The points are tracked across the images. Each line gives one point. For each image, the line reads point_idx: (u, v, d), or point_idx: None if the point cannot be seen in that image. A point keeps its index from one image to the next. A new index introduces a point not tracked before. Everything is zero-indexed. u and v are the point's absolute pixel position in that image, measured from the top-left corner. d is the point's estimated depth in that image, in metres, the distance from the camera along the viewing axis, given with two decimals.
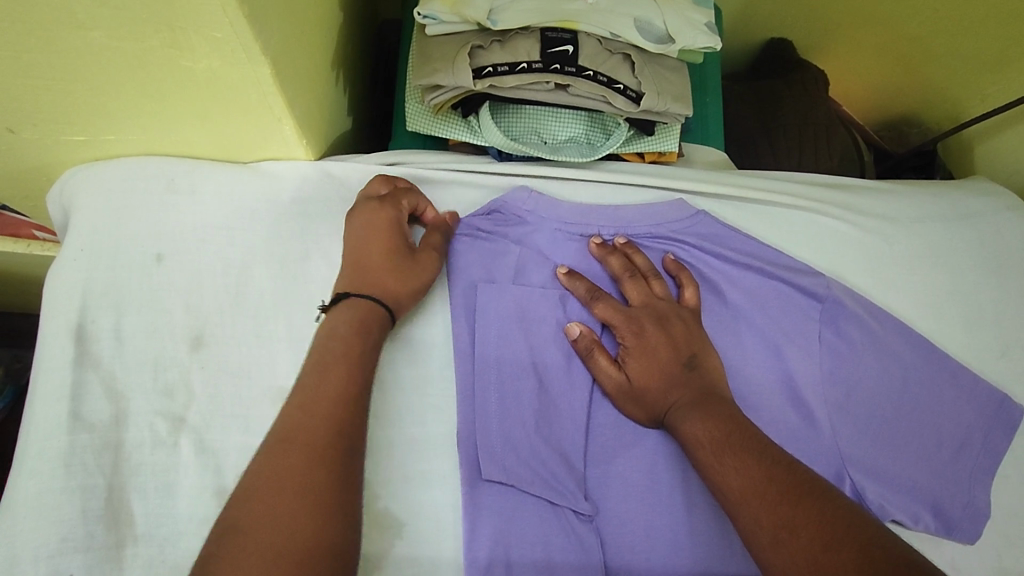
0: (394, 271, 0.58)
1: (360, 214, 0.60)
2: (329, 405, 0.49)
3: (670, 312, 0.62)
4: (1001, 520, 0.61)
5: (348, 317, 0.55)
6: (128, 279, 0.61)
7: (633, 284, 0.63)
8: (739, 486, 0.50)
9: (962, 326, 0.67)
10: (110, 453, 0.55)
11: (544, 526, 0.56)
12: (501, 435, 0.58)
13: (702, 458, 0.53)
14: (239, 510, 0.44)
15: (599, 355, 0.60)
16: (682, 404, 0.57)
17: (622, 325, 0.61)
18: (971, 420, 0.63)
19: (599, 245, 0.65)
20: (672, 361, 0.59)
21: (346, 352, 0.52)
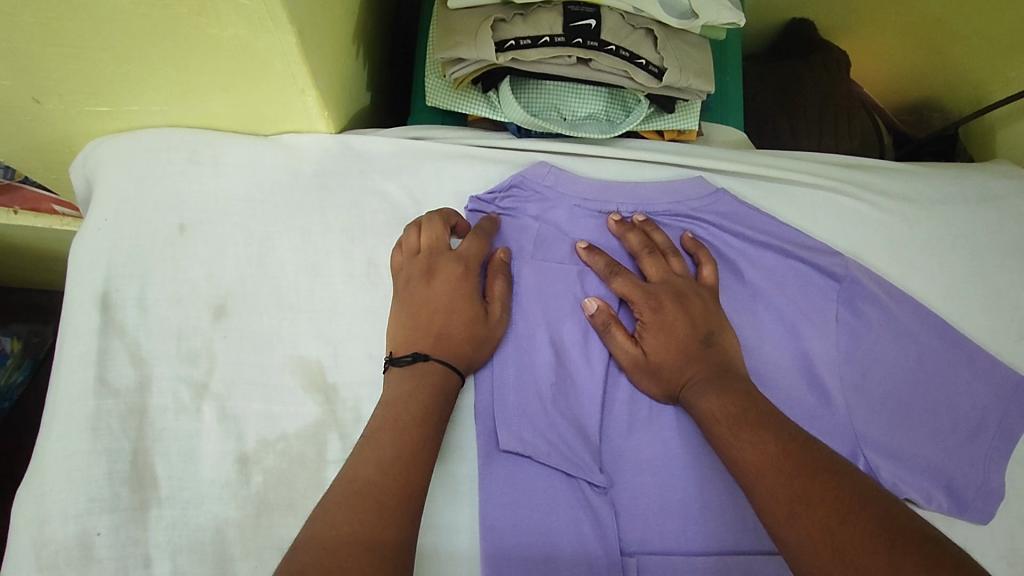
0: (472, 332, 0.58)
1: (437, 272, 0.60)
2: (401, 468, 0.48)
3: (687, 289, 0.62)
4: (1017, 502, 0.61)
5: (429, 380, 0.54)
6: (151, 248, 0.62)
7: (652, 261, 0.63)
8: (755, 463, 0.50)
9: (982, 309, 0.67)
10: (135, 417, 0.57)
11: (560, 496, 0.56)
12: (518, 409, 0.59)
13: (718, 433, 0.54)
14: (317, 522, 0.45)
15: (615, 329, 0.61)
16: (698, 380, 0.57)
17: (640, 301, 0.61)
18: (986, 402, 0.63)
19: (618, 222, 0.65)
20: (689, 337, 0.60)
21: (421, 416, 0.52)
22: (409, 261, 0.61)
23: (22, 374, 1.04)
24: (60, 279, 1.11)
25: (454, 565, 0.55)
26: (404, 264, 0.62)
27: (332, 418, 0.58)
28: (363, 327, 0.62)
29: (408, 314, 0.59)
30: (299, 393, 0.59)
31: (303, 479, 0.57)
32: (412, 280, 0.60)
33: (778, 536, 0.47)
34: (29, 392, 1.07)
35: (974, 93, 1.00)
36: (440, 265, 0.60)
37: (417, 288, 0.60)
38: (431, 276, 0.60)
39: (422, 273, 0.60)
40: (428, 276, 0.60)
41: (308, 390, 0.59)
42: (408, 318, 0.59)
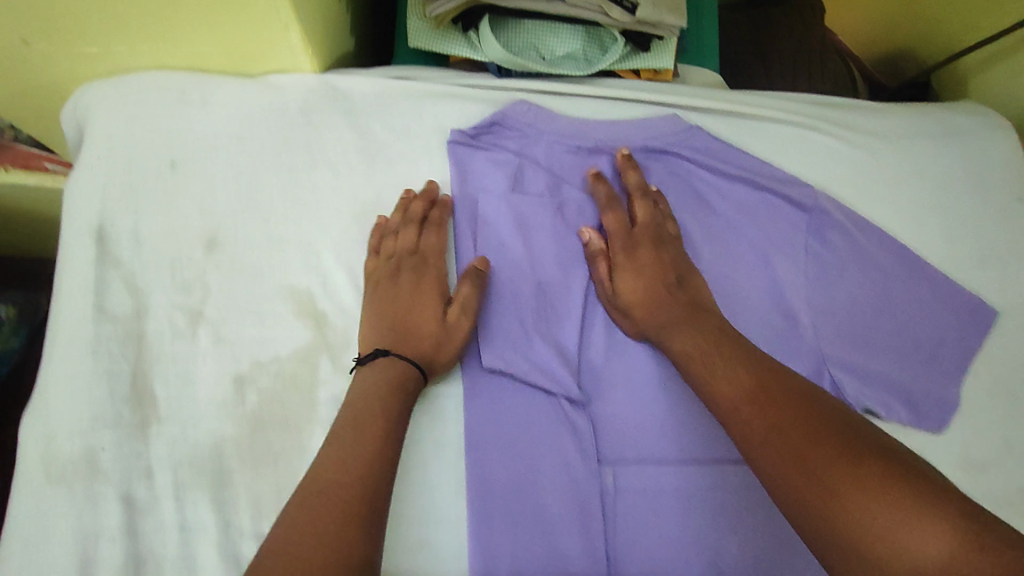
0: (434, 337, 0.59)
1: (403, 274, 0.61)
2: (365, 463, 0.49)
3: (663, 234, 0.64)
4: (971, 415, 0.65)
5: (388, 377, 0.55)
6: (144, 182, 0.64)
7: (636, 203, 0.65)
8: (727, 393, 0.52)
9: (945, 237, 0.69)
10: (133, 342, 0.60)
11: (541, 411, 0.60)
12: (500, 331, 0.61)
13: (693, 364, 0.56)
14: (283, 528, 0.44)
15: (599, 260, 0.64)
16: (671, 318, 0.59)
17: (619, 241, 0.64)
18: (945, 322, 0.66)
19: (627, 156, 0.67)
20: (663, 279, 0.62)
21: (382, 411, 0.52)
22: (379, 263, 0.62)
23: (19, 340, 1.04)
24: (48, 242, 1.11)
25: (441, 477, 0.58)
26: (374, 266, 0.62)
27: (322, 342, 0.61)
28: (350, 258, 0.64)
29: (374, 314, 0.59)
30: (289, 319, 0.61)
31: (296, 398, 0.60)
32: (380, 280, 0.61)
33: (750, 459, 0.49)
34: (26, 357, 1.07)
35: (944, 41, 0.99)
36: (405, 267, 0.61)
37: (385, 288, 0.60)
38: (398, 277, 0.61)
39: (390, 274, 0.61)
40: (395, 277, 0.60)
41: (299, 316, 0.62)
42: (375, 315, 0.59)
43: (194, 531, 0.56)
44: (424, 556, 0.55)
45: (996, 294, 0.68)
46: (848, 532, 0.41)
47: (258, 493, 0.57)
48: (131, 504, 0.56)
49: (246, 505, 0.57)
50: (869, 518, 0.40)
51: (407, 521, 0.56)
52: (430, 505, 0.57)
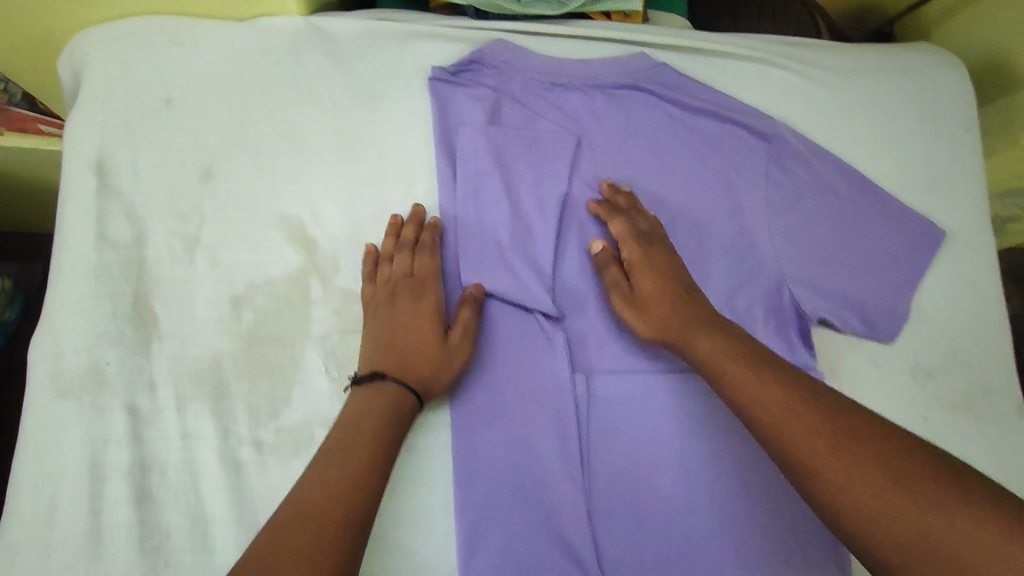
0: (431, 356, 0.58)
1: (400, 298, 0.61)
2: (349, 486, 0.49)
3: (670, 245, 0.65)
4: (922, 327, 0.69)
5: (381, 401, 0.55)
6: (142, 119, 0.67)
7: (640, 217, 0.66)
8: (776, 400, 0.49)
9: (896, 165, 0.73)
10: (134, 267, 0.63)
11: (520, 325, 0.65)
12: (481, 253, 0.66)
13: (726, 370, 0.53)
14: (260, 551, 0.45)
15: (611, 266, 0.64)
16: (693, 320, 0.57)
17: (631, 246, 0.63)
18: (897, 242, 0.71)
19: (610, 186, 0.68)
20: (675, 281, 0.61)
21: (373, 436, 0.53)
22: (377, 288, 0.63)
23: (15, 311, 1.05)
24: (47, 219, 1.13)
25: None
26: (373, 294, 0.63)
27: (313, 265, 0.65)
28: (336, 188, 0.67)
29: (374, 339, 0.60)
30: (280, 245, 0.65)
31: (288, 315, 0.64)
32: (378, 305, 0.62)
33: (809, 469, 0.46)
34: (22, 329, 1.08)
35: None
36: (402, 291, 0.62)
37: (382, 313, 0.61)
38: (395, 302, 0.61)
39: (387, 299, 0.61)
40: (392, 302, 0.61)
41: (290, 242, 0.65)
42: (372, 340, 0.60)
43: (195, 439, 0.60)
44: (412, 455, 0.61)
45: (946, 216, 0.72)
46: (941, 543, 0.40)
47: (255, 403, 0.61)
48: (135, 414, 0.60)
49: (243, 415, 0.61)
50: (961, 528, 0.40)
51: None
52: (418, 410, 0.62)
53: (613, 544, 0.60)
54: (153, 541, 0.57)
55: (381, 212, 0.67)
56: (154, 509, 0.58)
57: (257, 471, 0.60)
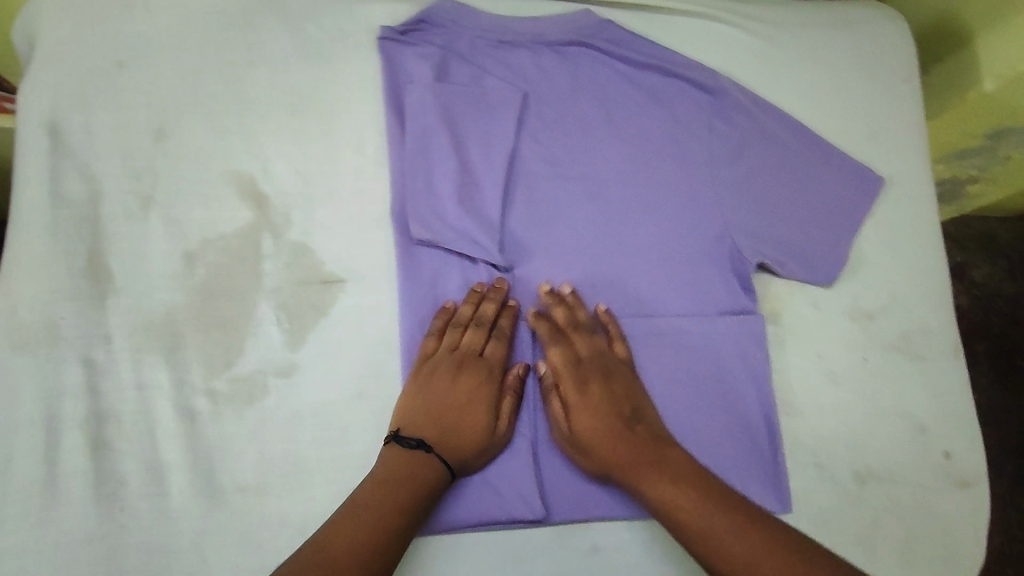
0: (478, 442, 0.61)
1: (465, 373, 0.63)
2: (374, 550, 0.52)
3: (610, 364, 0.64)
4: (860, 272, 0.72)
5: (423, 476, 0.58)
6: (95, 81, 0.67)
7: (579, 336, 0.65)
8: (736, 550, 0.51)
9: (837, 116, 0.76)
10: (89, 224, 0.64)
11: (468, 276, 0.67)
12: (429, 207, 0.67)
13: (685, 521, 0.54)
14: None
15: (553, 400, 0.64)
16: (640, 463, 0.59)
17: (569, 379, 0.63)
18: (839, 190, 0.72)
19: (548, 293, 0.66)
20: (615, 416, 0.61)
21: (406, 508, 0.55)
22: (444, 352, 0.63)
23: None
24: None
25: (378, 334, 0.65)
26: (437, 355, 0.63)
27: (265, 220, 0.66)
28: (288, 147, 0.68)
29: (423, 400, 0.61)
30: (233, 201, 0.66)
31: (242, 269, 0.65)
32: (439, 369, 0.63)
33: None
34: None
35: None
36: (469, 367, 0.63)
37: (441, 379, 0.62)
38: (458, 373, 0.62)
39: (452, 368, 0.62)
40: (456, 373, 0.62)
41: (242, 198, 0.66)
42: (425, 404, 0.61)
43: (151, 389, 0.62)
44: (364, 401, 0.64)
45: (885, 164, 0.75)
46: None
47: (210, 354, 0.63)
48: (91, 366, 0.61)
49: (199, 366, 0.63)
50: None
51: (348, 373, 0.64)
52: (369, 359, 0.65)
53: (555, 480, 0.64)
54: (110, 487, 0.59)
55: (332, 168, 0.68)
56: (110, 457, 0.60)
57: (211, 420, 0.62)
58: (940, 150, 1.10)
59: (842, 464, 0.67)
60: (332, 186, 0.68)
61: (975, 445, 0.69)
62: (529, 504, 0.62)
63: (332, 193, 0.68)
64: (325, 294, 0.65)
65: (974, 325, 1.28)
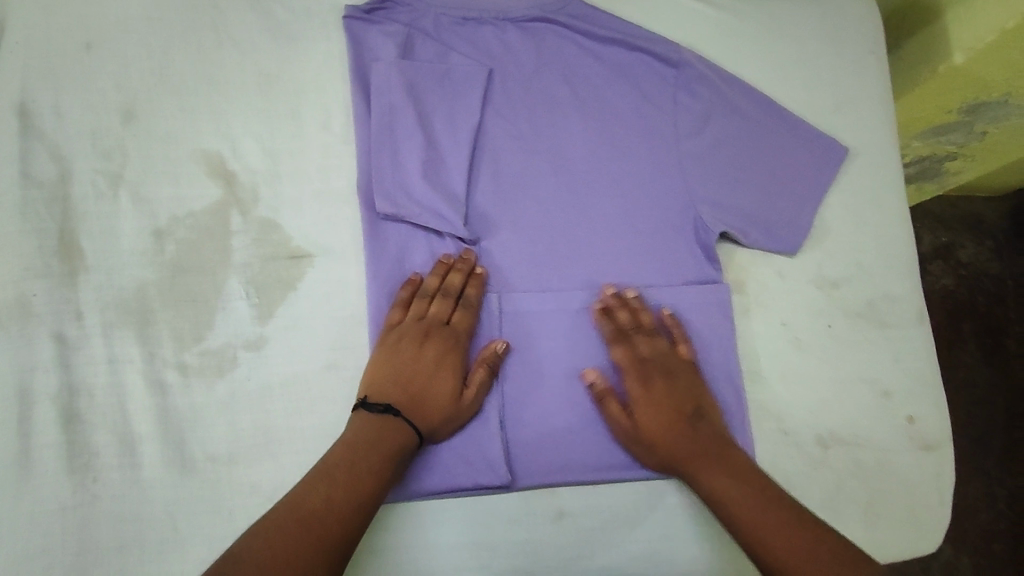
0: (444, 408, 0.62)
1: (431, 341, 0.64)
2: (347, 510, 0.55)
3: (673, 364, 0.66)
4: (825, 241, 0.73)
5: (392, 440, 0.59)
6: (63, 62, 0.68)
7: (643, 338, 0.66)
8: (799, 553, 0.55)
9: (801, 87, 0.76)
10: (60, 203, 0.65)
11: (434, 250, 0.68)
12: (395, 182, 0.67)
13: (746, 521, 0.57)
14: (255, 541, 0.51)
15: (609, 402, 0.64)
16: (703, 462, 0.61)
17: (634, 377, 0.65)
18: (804, 159, 0.73)
19: (613, 296, 0.67)
20: (678, 414, 0.63)
21: (378, 469, 0.57)
22: (410, 321, 0.65)
23: None
24: None
25: (346, 307, 0.66)
26: (404, 324, 0.65)
27: (233, 197, 0.67)
28: (256, 124, 0.69)
29: (391, 367, 0.63)
30: (202, 179, 0.67)
31: (211, 246, 0.66)
32: (406, 338, 0.64)
33: None
34: None
35: None
36: (435, 336, 0.64)
37: (408, 347, 0.63)
38: (425, 342, 0.64)
39: (419, 337, 0.64)
40: (422, 342, 0.64)
41: (210, 176, 0.67)
42: (393, 371, 0.63)
43: (121, 362, 0.63)
44: (333, 373, 0.65)
45: (850, 134, 0.75)
46: None
47: (180, 329, 0.64)
48: (63, 342, 0.62)
49: (169, 340, 0.64)
50: None
51: (317, 346, 0.65)
52: (338, 332, 0.66)
53: (520, 448, 0.65)
54: (82, 459, 0.60)
55: (299, 145, 0.69)
56: (82, 429, 0.61)
57: (182, 392, 0.63)
58: (909, 130, 1.09)
59: (806, 429, 0.68)
60: (299, 162, 0.69)
61: (938, 410, 0.70)
62: (494, 471, 0.63)
63: (299, 169, 0.69)
64: (293, 269, 0.66)
65: (960, 305, 1.26)
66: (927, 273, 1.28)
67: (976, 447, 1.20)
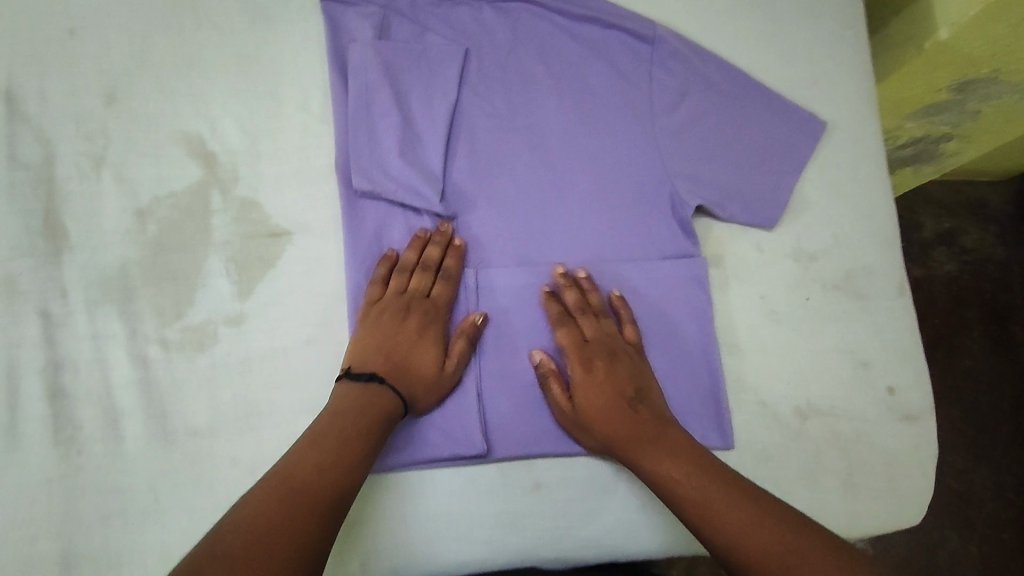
0: (427, 377, 0.63)
1: (412, 312, 0.64)
2: (339, 474, 0.55)
3: (617, 346, 0.66)
4: (802, 213, 0.73)
5: (379, 407, 0.60)
6: (47, 49, 0.70)
7: (586, 320, 0.66)
8: (734, 524, 0.54)
9: (776, 62, 0.77)
10: (44, 185, 0.67)
11: (411, 226, 0.69)
12: (371, 160, 0.68)
13: (682, 494, 0.57)
14: (245, 509, 0.51)
15: (552, 383, 0.64)
16: (640, 444, 0.60)
17: (575, 358, 0.65)
18: (779, 133, 0.73)
19: (562, 275, 0.67)
20: (621, 396, 0.63)
21: (367, 435, 0.58)
22: (391, 295, 0.65)
23: None
24: None
25: (324, 283, 0.67)
26: (384, 298, 0.65)
27: (213, 177, 0.69)
28: (236, 107, 0.71)
29: (373, 339, 0.63)
30: (183, 160, 0.69)
31: (192, 224, 0.67)
32: (387, 310, 0.64)
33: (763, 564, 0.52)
34: None
35: None
36: (416, 307, 0.65)
37: (390, 319, 0.64)
38: (406, 313, 0.64)
39: (400, 309, 0.64)
40: (404, 314, 0.64)
41: (191, 157, 0.69)
42: (377, 342, 0.63)
43: (104, 339, 0.64)
44: (312, 347, 0.66)
45: (825, 108, 0.76)
46: None
47: (160, 305, 0.65)
48: (48, 319, 0.64)
49: (150, 316, 0.65)
50: None
51: (297, 321, 0.66)
52: (316, 307, 0.67)
53: (496, 420, 0.65)
54: (67, 432, 0.62)
55: (279, 126, 0.71)
56: (66, 404, 0.62)
57: (164, 367, 0.64)
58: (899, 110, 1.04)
59: (784, 401, 0.68)
60: (278, 143, 0.70)
61: (919, 382, 0.70)
62: (471, 442, 0.64)
63: (278, 150, 0.70)
64: (272, 246, 0.68)
65: (966, 291, 1.24)
66: (931, 259, 1.26)
67: (983, 436, 1.18)
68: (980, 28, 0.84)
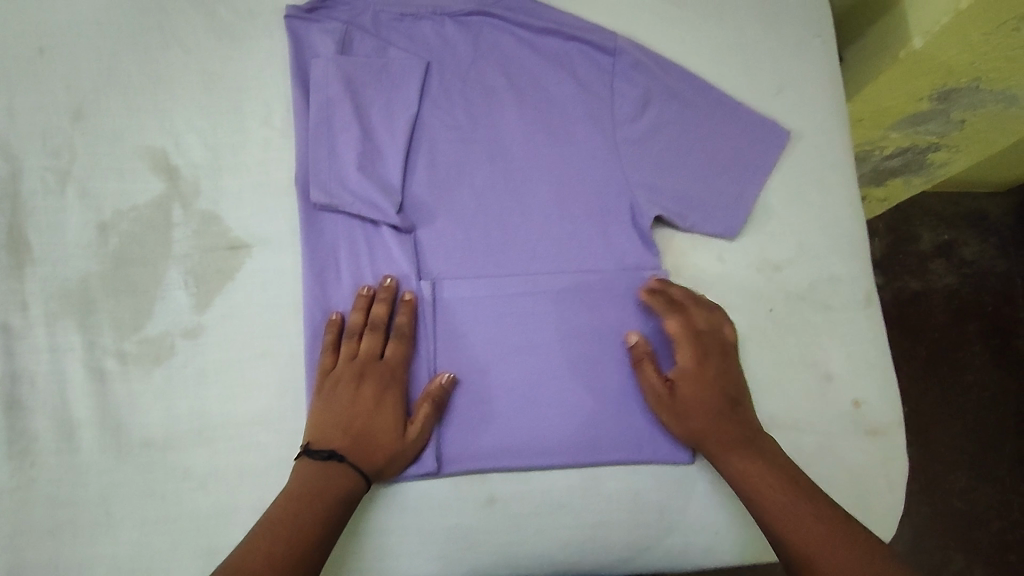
0: (389, 445, 0.61)
1: (366, 380, 0.63)
2: (292, 563, 0.54)
3: (727, 343, 0.66)
4: (766, 223, 0.72)
5: (337, 487, 0.58)
6: (17, 67, 0.71)
7: (697, 311, 0.66)
8: (810, 530, 0.56)
9: (739, 72, 0.76)
10: (9, 200, 0.68)
11: (370, 238, 0.69)
12: (331, 173, 0.69)
13: (762, 493, 0.59)
14: None
15: (648, 365, 0.65)
16: (731, 439, 0.62)
17: (682, 345, 0.65)
18: (741, 143, 0.73)
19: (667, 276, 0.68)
20: (723, 393, 0.64)
21: (324, 518, 0.57)
22: (343, 364, 0.64)
23: None
24: None
25: (282, 297, 0.67)
26: (339, 366, 0.64)
27: (175, 191, 0.69)
28: (199, 122, 0.71)
29: (330, 413, 0.62)
30: (146, 174, 0.70)
31: (153, 237, 0.68)
32: (341, 382, 0.63)
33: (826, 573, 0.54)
34: None
35: None
36: (370, 374, 0.63)
37: (345, 390, 0.62)
38: (360, 381, 0.63)
39: (354, 378, 0.63)
40: (358, 382, 0.63)
41: (154, 171, 0.70)
42: (333, 416, 0.62)
43: (62, 351, 0.65)
44: (268, 360, 0.66)
45: (790, 117, 0.75)
46: None
47: (120, 317, 0.66)
48: (7, 331, 0.65)
49: (109, 328, 0.66)
50: None
51: (255, 335, 0.66)
52: (273, 321, 0.67)
53: (451, 434, 0.65)
54: (22, 444, 0.62)
55: (241, 141, 0.71)
56: (22, 415, 0.63)
57: (120, 378, 0.64)
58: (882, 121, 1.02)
59: None
60: (240, 157, 0.71)
61: (888, 395, 0.68)
62: (423, 458, 0.63)
63: (240, 163, 0.71)
64: (232, 259, 0.68)
65: (967, 305, 1.22)
66: (930, 272, 1.24)
67: (986, 452, 1.15)
68: (956, 37, 0.81)
